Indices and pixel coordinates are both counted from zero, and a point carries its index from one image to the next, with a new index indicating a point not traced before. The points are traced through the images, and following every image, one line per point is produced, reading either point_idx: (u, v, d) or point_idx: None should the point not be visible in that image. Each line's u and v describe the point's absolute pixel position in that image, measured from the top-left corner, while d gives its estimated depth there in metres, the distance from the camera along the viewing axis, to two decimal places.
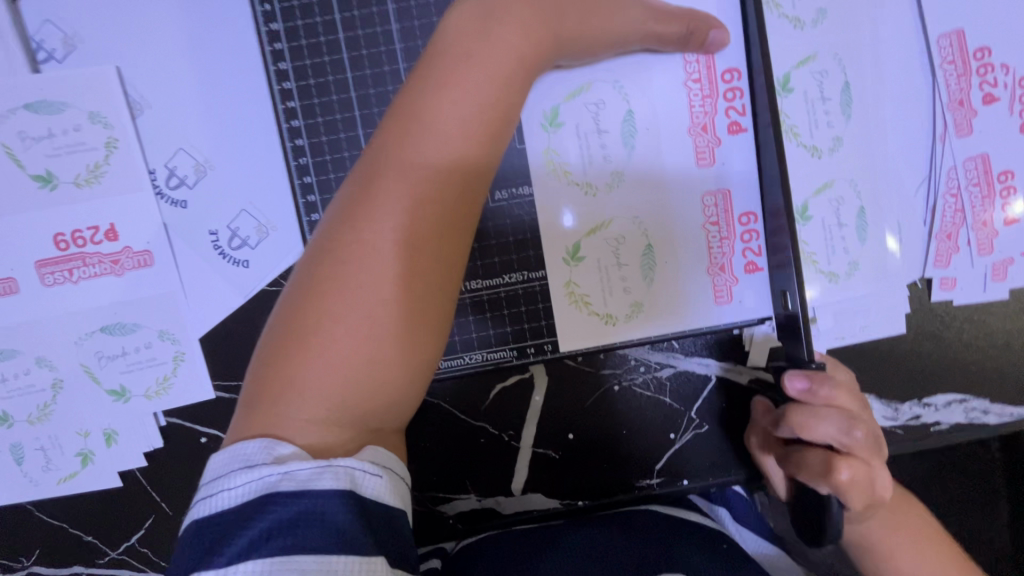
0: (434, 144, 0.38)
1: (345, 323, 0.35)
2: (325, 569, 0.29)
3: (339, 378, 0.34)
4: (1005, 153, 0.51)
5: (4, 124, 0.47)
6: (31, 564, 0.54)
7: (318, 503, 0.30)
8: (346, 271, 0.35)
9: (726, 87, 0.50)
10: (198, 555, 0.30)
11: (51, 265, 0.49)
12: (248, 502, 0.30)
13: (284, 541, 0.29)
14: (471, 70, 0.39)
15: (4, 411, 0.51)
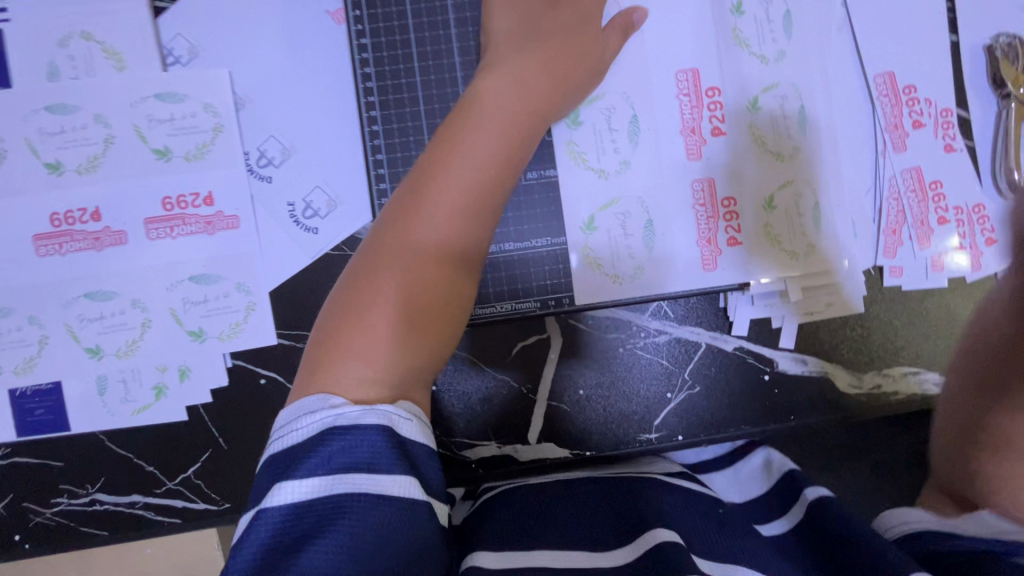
0: (463, 176, 0.50)
1: (388, 308, 0.45)
2: (372, 483, 0.38)
3: (380, 344, 0.44)
4: (934, 168, 0.64)
5: (135, 109, 0.59)
6: (95, 491, 0.60)
7: (364, 436, 0.39)
8: (389, 267, 0.46)
9: (716, 98, 0.62)
10: (276, 473, 0.39)
11: (157, 222, 0.59)
12: (312, 436, 0.40)
13: (341, 463, 0.38)
14: (489, 113, 0.53)
15: (97, 345, 0.59)
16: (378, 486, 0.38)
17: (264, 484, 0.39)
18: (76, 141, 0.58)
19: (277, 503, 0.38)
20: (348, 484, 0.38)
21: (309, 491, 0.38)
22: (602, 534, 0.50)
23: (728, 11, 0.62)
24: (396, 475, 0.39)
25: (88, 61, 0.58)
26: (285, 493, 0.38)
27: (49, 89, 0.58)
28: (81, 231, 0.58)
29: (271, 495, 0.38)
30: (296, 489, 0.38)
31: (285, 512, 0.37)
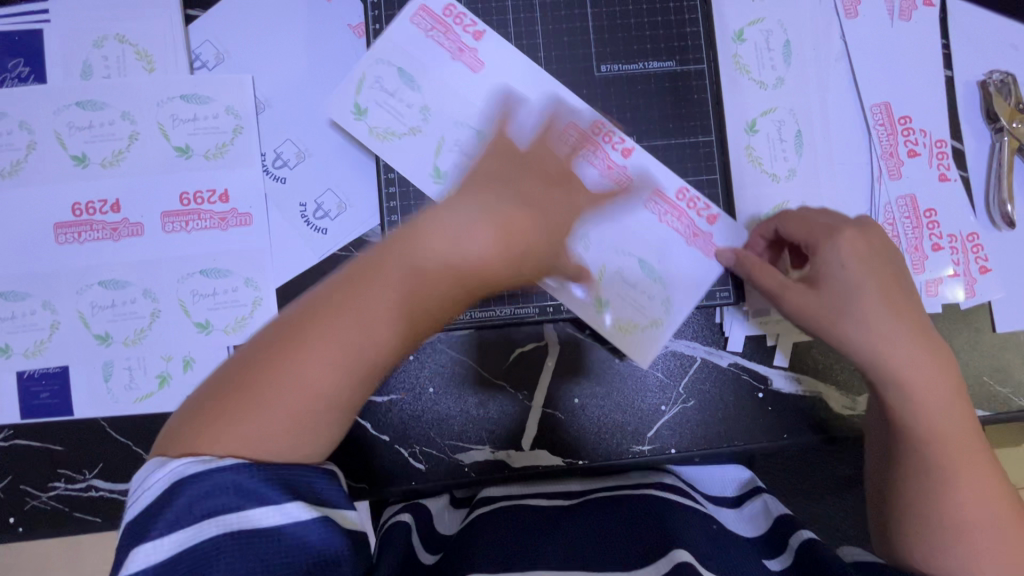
0: (406, 276, 0.43)
1: (281, 392, 0.41)
2: (240, 518, 0.39)
3: (261, 422, 0.41)
4: (927, 196, 0.66)
5: (161, 108, 0.62)
6: (91, 477, 0.61)
7: (221, 477, 0.39)
8: (288, 348, 0.42)
9: (607, 129, 0.61)
10: (131, 538, 0.39)
11: (173, 216, 0.61)
12: (161, 493, 0.39)
13: (205, 509, 0.39)
14: (452, 211, 0.46)
15: (106, 332, 0.61)
16: (247, 520, 0.39)
17: (121, 551, 0.39)
18: (102, 136, 0.61)
19: (140, 566, 0.38)
20: (217, 526, 0.39)
21: (173, 544, 0.38)
22: (607, 559, 0.52)
23: (730, 39, 0.65)
24: (280, 504, 0.40)
25: (120, 62, 0.62)
26: (142, 556, 0.38)
27: (82, 86, 0.61)
28: (100, 221, 0.61)
29: (130, 561, 0.38)
30: (154, 549, 0.38)
31: (149, 573, 0.38)
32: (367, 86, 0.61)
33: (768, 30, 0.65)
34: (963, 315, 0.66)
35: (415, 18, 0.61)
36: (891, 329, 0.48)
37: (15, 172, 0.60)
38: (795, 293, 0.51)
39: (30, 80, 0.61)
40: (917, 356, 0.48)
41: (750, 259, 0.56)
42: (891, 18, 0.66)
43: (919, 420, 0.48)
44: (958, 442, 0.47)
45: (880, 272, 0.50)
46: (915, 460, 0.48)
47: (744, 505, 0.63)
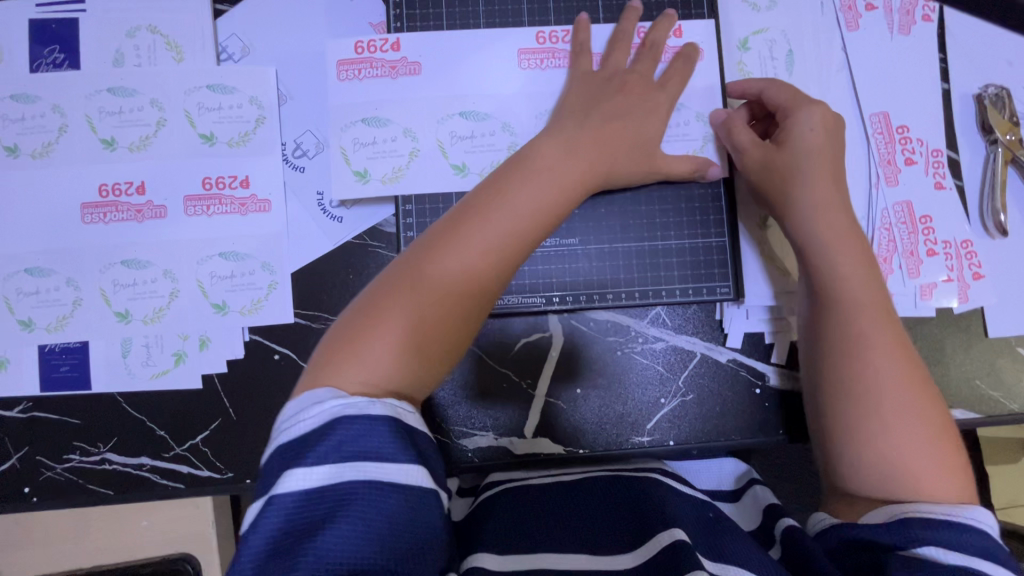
0: (494, 232, 0.53)
1: (400, 323, 0.49)
2: (379, 470, 0.42)
3: (390, 353, 0.48)
4: (924, 202, 0.68)
5: (188, 96, 0.64)
6: (106, 450, 0.63)
7: (371, 424, 0.43)
8: (408, 289, 0.50)
9: (548, 34, 0.66)
10: (286, 460, 0.43)
11: (195, 200, 0.64)
12: (321, 424, 0.43)
13: (351, 451, 0.42)
14: (529, 171, 0.56)
15: (126, 310, 0.63)
16: (384, 475, 0.42)
17: (274, 473, 0.43)
18: (131, 121, 0.63)
19: (291, 487, 0.41)
20: (356, 472, 0.42)
21: (322, 476, 0.41)
22: (612, 539, 0.54)
23: (735, 47, 0.68)
24: (406, 467, 0.43)
25: (151, 51, 0.64)
26: (296, 480, 0.41)
27: (113, 73, 0.63)
28: (125, 203, 0.63)
29: (286, 480, 0.42)
30: (308, 476, 0.41)
31: (296, 497, 0.41)
32: (351, 152, 0.64)
33: (772, 40, 0.68)
34: (957, 320, 0.67)
35: (341, 74, 0.65)
36: (847, 250, 0.57)
37: (46, 153, 0.63)
38: (769, 155, 0.60)
39: (64, 66, 0.64)
40: (839, 233, 0.57)
41: (737, 119, 0.62)
42: (891, 32, 0.69)
43: (842, 292, 0.56)
44: (878, 317, 0.55)
45: (820, 153, 0.59)
46: (836, 335, 0.55)
47: (741, 498, 0.64)
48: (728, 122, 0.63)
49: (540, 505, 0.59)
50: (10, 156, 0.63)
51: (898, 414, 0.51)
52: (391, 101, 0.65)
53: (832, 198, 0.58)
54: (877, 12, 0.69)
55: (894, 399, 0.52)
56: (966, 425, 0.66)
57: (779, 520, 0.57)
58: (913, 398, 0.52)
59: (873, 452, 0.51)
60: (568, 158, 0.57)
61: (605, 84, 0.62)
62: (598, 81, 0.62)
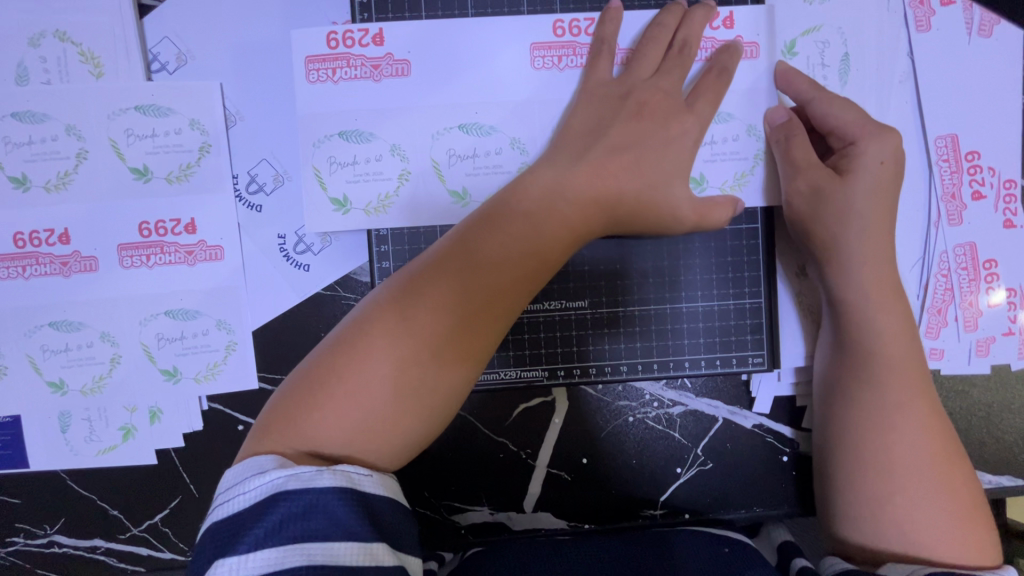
0: (496, 256, 0.43)
1: (373, 369, 0.39)
2: (328, 554, 0.33)
3: (362, 404, 0.38)
4: (989, 243, 0.58)
5: (114, 122, 0.53)
6: (53, 532, 0.56)
7: (318, 498, 0.34)
8: (391, 319, 0.40)
9: (568, 24, 0.52)
10: (217, 548, 0.34)
11: (132, 249, 0.54)
12: (260, 501, 0.34)
13: (295, 532, 0.33)
14: (539, 185, 0.46)
15: (60, 379, 0.54)
16: (333, 557, 0.33)
17: (203, 561, 0.34)
18: (44, 154, 0.52)
19: None
20: (299, 557, 0.32)
21: (257, 566, 0.32)
22: None
23: (780, 52, 0.55)
24: (362, 542, 0.34)
25: (61, 65, 0.52)
26: (225, 571, 0.32)
27: (18, 94, 0.52)
28: (47, 254, 0.53)
29: (214, 571, 0.32)
30: (241, 565, 0.32)
31: None
32: (327, 174, 0.52)
33: (824, 41, 0.56)
34: (1014, 377, 0.59)
35: (311, 74, 0.51)
36: (891, 303, 0.50)
37: None
38: (824, 181, 0.51)
39: None
40: (886, 285, 0.50)
41: (799, 129, 0.52)
42: (968, 34, 0.57)
43: (891, 353, 0.49)
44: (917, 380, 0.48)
45: (883, 196, 0.51)
46: (866, 391, 0.49)
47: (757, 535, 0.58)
48: (787, 127, 0.53)
49: (532, 557, 0.51)
50: None
51: (928, 496, 0.45)
52: (372, 108, 0.52)
53: (886, 235, 0.50)
54: (953, 8, 0.57)
55: (925, 473, 0.46)
56: (1013, 493, 0.60)
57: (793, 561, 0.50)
58: (953, 484, 0.46)
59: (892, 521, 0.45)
60: (580, 185, 0.47)
61: (620, 105, 0.49)
62: (610, 100, 0.50)
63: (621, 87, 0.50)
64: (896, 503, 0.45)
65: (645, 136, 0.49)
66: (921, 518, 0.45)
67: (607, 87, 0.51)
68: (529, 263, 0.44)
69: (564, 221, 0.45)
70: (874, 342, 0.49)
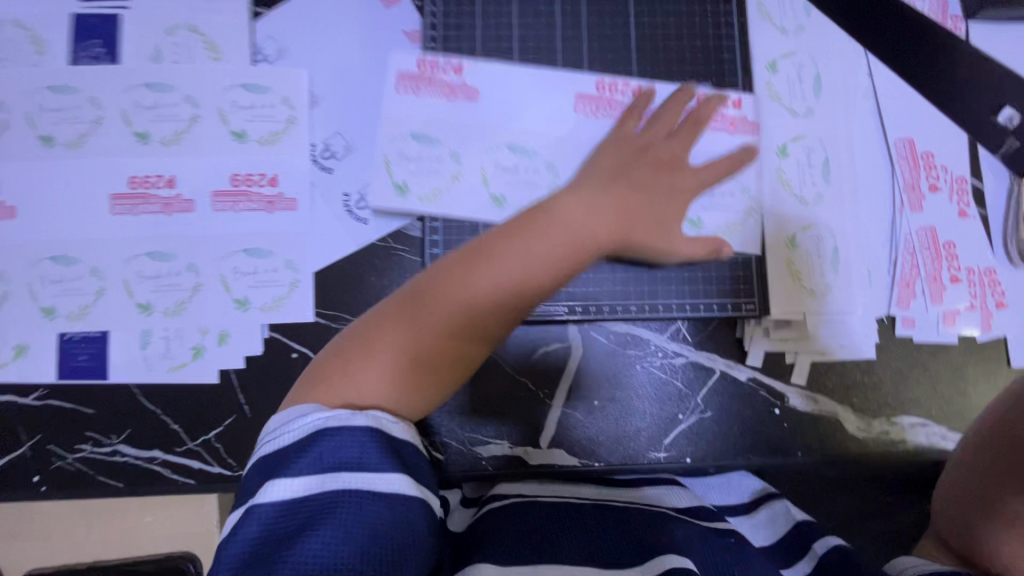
0: (533, 261, 0.44)
1: (407, 339, 0.44)
2: (361, 481, 0.39)
3: (397, 367, 0.44)
4: (947, 229, 0.68)
5: (223, 95, 0.65)
6: (118, 442, 0.62)
7: (351, 434, 0.40)
8: (429, 302, 0.44)
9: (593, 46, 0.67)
10: (267, 473, 0.40)
11: (224, 196, 0.64)
12: (303, 437, 0.41)
13: (332, 461, 0.39)
14: (571, 189, 0.49)
15: (148, 301, 0.63)
16: (367, 483, 0.39)
17: (254, 483, 0.40)
18: (165, 116, 0.64)
19: (272, 497, 0.38)
20: (338, 482, 0.39)
21: (302, 487, 0.39)
22: (620, 554, 0.48)
23: (764, 68, 0.68)
24: (389, 474, 0.40)
25: (189, 50, 0.65)
26: (275, 490, 0.39)
27: (151, 70, 0.64)
28: (155, 196, 0.64)
29: (265, 491, 0.39)
30: (288, 485, 0.39)
31: (274, 511, 0.38)
32: (395, 163, 0.64)
33: (800, 64, 0.68)
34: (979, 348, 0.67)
35: (400, 89, 0.65)
36: None
37: (80, 144, 0.64)
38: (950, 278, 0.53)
39: (104, 59, 0.65)
40: None
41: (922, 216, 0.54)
42: None
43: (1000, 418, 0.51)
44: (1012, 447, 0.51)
45: None
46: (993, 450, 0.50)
47: (757, 512, 0.60)
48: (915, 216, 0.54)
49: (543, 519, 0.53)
50: (44, 144, 0.63)
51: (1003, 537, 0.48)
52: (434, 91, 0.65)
53: None
54: None
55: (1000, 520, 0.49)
56: None
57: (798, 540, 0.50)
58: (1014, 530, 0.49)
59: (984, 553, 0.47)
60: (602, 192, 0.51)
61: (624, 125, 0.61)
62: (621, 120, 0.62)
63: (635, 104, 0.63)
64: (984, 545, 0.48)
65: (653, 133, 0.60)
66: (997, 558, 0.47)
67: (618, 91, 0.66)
68: (554, 262, 0.45)
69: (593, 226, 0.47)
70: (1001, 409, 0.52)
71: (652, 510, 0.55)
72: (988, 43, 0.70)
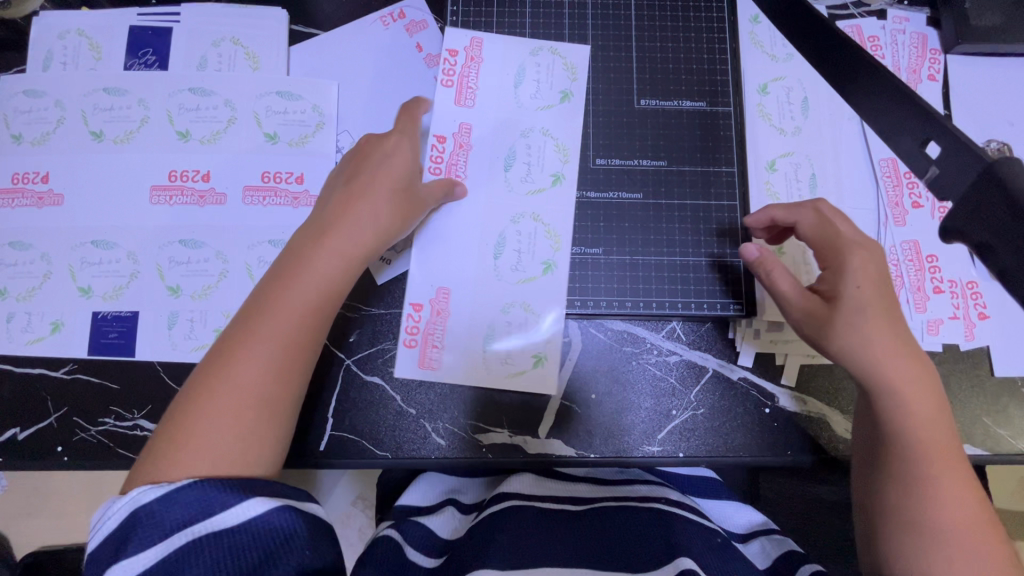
0: (293, 300, 0.53)
1: (220, 407, 0.48)
2: (210, 521, 0.42)
3: (225, 432, 0.47)
4: (931, 243, 0.71)
5: (259, 100, 0.71)
6: (139, 417, 0.66)
7: (184, 490, 0.43)
8: (221, 362, 0.50)
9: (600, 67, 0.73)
10: (103, 560, 0.40)
11: (254, 190, 0.70)
12: (127, 516, 0.42)
13: (173, 521, 0.41)
14: (316, 228, 0.57)
15: (177, 285, 0.68)
16: (213, 522, 0.42)
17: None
18: (206, 118, 0.71)
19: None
20: (189, 532, 0.41)
21: (145, 558, 0.40)
22: (633, 560, 0.55)
23: (755, 90, 0.73)
24: (240, 502, 0.43)
25: (231, 60, 0.72)
26: (116, 571, 0.40)
27: (195, 76, 0.71)
28: (191, 188, 0.69)
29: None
30: (129, 563, 0.40)
31: None
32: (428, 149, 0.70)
33: (789, 87, 0.74)
34: (964, 357, 0.69)
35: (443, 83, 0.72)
36: (890, 350, 0.53)
37: (126, 140, 0.70)
38: (814, 305, 0.56)
39: (155, 67, 0.72)
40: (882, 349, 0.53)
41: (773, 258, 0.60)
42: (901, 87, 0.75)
43: (895, 424, 0.52)
44: (932, 447, 0.51)
45: (871, 308, 0.54)
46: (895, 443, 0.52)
47: (750, 542, 0.67)
48: (762, 261, 0.60)
49: (553, 525, 0.60)
50: (94, 140, 0.70)
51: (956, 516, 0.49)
52: (450, 101, 0.71)
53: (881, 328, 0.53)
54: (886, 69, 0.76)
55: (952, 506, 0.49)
56: (972, 461, 0.67)
57: (799, 568, 0.58)
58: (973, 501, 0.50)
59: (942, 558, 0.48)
60: (362, 206, 0.58)
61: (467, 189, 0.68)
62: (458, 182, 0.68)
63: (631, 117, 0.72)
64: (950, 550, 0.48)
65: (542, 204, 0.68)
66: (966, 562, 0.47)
67: (617, 102, 0.73)
68: (325, 287, 0.55)
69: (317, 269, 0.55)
70: (893, 413, 0.52)
71: (650, 510, 0.62)
72: (965, 74, 0.76)
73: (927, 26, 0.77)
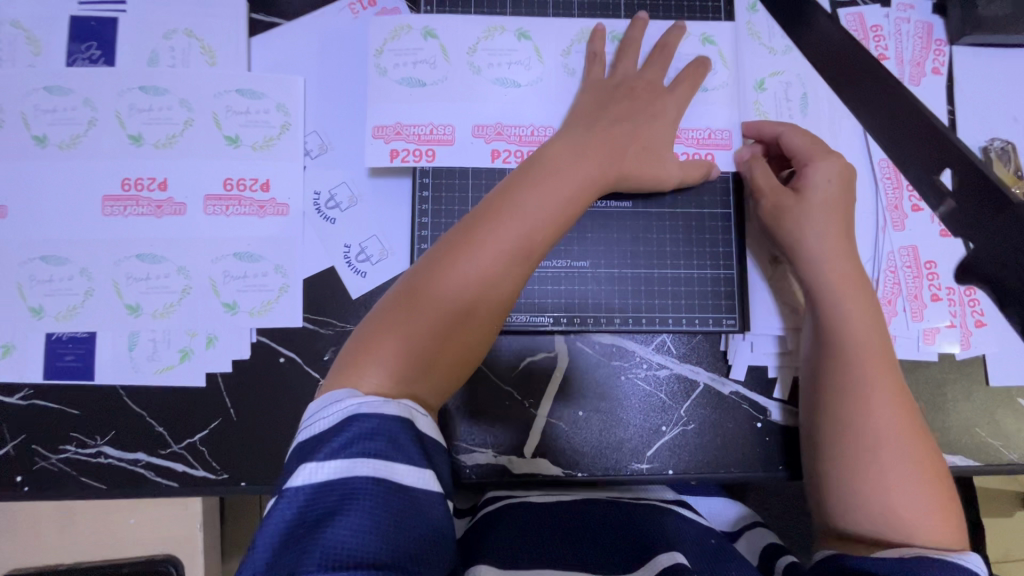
0: (512, 233, 0.53)
1: (418, 329, 0.49)
2: (391, 470, 0.40)
3: (411, 348, 0.48)
4: (932, 248, 0.69)
5: (218, 99, 0.66)
6: (102, 443, 0.62)
7: (381, 424, 0.42)
8: (437, 279, 0.51)
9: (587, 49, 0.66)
10: (300, 455, 0.41)
11: (215, 199, 0.65)
12: (335, 423, 0.42)
13: (362, 447, 0.40)
14: (544, 163, 0.58)
15: (136, 303, 0.63)
16: (393, 472, 0.40)
17: (290, 470, 0.41)
18: (160, 119, 0.65)
19: (300, 483, 0.39)
20: (368, 467, 0.40)
21: (331, 471, 0.39)
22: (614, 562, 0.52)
23: (751, 87, 0.69)
24: (420, 467, 0.41)
25: (185, 55, 0.66)
26: (307, 473, 0.40)
27: (145, 73, 0.65)
28: (146, 198, 0.64)
29: (298, 475, 0.40)
30: (319, 469, 0.40)
31: (305, 494, 0.39)
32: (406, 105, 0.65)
33: (787, 82, 0.69)
34: (959, 367, 0.68)
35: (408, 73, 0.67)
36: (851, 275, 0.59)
37: (73, 145, 0.64)
38: (787, 200, 0.62)
39: (99, 62, 0.65)
40: (842, 273, 0.59)
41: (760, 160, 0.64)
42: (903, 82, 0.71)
43: (851, 342, 0.57)
44: (879, 365, 0.56)
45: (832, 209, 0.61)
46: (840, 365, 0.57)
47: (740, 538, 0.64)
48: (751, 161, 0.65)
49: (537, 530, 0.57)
50: (37, 145, 0.64)
51: (893, 450, 0.52)
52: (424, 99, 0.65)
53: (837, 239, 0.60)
54: (888, 62, 0.71)
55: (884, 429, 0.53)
56: (964, 472, 0.66)
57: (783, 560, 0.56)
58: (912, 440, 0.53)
59: (868, 485, 0.52)
60: (593, 151, 0.59)
61: (613, 90, 0.63)
62: (606, 87, 0.64)
63: (612, 80, 0.64)
64: (871, 476, 0.52)
65: (636, 111, 0.62)
66: (890, 488, 0.51)
67: (599, 82, 0.64)
68: (547, 221, 0.54)
69: (546, 212, 0.55)
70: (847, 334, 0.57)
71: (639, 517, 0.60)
72: (970, 69, 0.72)
73: (932, 15, 0.72)
